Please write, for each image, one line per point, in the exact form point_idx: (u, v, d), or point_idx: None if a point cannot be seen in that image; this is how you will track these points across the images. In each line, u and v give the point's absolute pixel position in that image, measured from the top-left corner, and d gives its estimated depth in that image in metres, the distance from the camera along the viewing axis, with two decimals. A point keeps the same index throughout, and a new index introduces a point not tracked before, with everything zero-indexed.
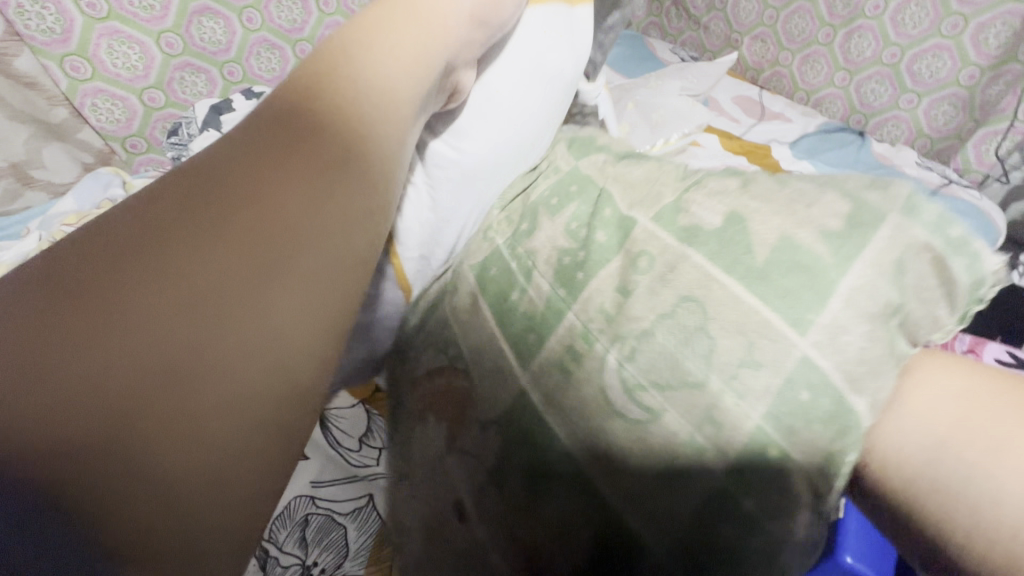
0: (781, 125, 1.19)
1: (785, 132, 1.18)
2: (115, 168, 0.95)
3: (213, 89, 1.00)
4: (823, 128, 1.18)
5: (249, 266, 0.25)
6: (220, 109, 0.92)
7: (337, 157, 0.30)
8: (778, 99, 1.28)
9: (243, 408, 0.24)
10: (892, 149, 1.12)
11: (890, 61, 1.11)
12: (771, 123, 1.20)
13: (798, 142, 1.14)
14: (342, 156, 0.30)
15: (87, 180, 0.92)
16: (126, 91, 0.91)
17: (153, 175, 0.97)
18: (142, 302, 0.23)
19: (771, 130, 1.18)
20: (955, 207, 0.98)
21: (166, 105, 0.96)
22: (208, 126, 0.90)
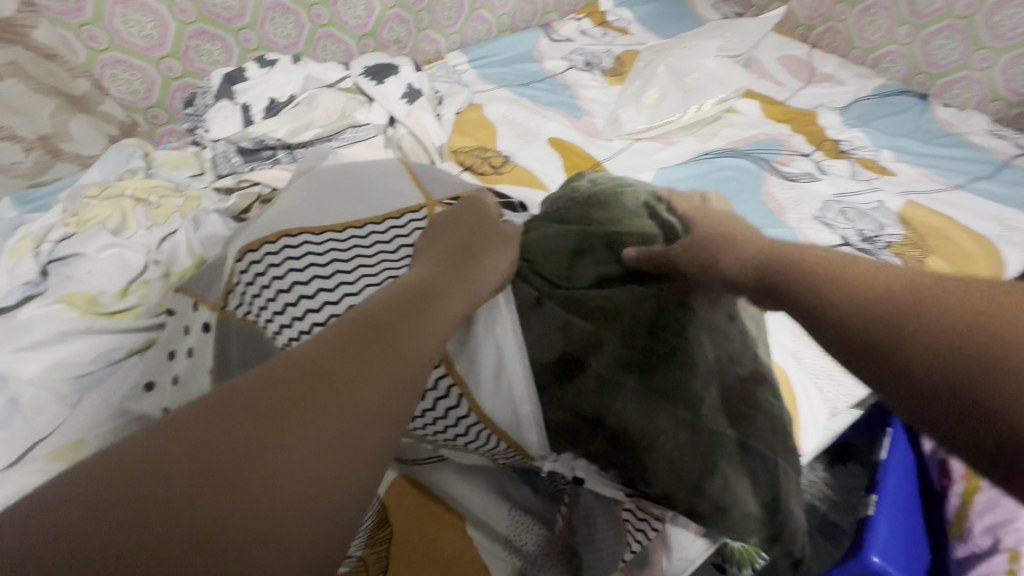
0: (831, 88, 1.08)
1: (836, 96, 1.06)
2: (138, 139, 0.95)
3: (229, 58, 0.99)
4: (880, 91, 1.07)
5: (292, 418, 0.25)
6: (234, 78, 0.89)
7: (396, 343, 0.30)
8: (830, 58, 1.16)
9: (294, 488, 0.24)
10: (961, 114, 1.01)
11: (965, 12, 1.00)
12: (820, 85, 1.09)
13: (852, 107, 1.03)
14: (422, 318, 0.33)
15: (111, 152, 0.92)
16: (143, 61, 0.92)
17: (175, 147, 0.97)
18: (306, 462, 0.24)
19: (820, 93, 1.07)
20: None
21: (183, 75, 0.96)
22: (223, 97, 0.88)
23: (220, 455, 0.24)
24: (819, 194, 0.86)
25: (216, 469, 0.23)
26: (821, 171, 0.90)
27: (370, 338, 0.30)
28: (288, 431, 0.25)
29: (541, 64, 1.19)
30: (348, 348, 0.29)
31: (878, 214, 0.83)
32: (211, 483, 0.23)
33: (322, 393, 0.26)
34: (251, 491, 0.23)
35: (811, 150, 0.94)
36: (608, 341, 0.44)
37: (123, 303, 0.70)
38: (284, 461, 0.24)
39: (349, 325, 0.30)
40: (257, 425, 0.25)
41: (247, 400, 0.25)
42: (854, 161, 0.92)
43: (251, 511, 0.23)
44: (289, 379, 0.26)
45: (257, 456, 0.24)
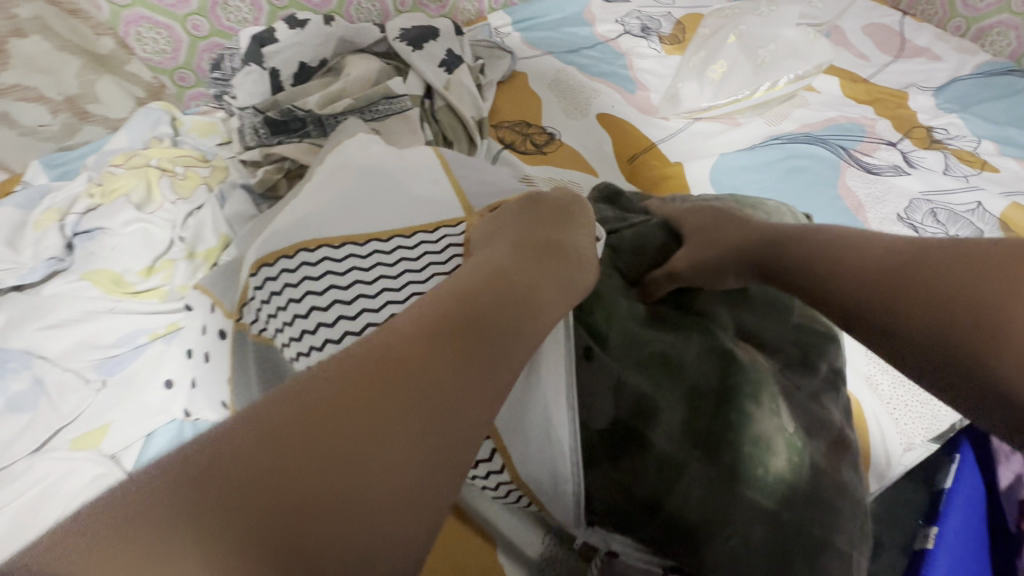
0: (925, 64, 0.94)
1: (931, 73, 0.93)
2: (166, 103, 0.91)
3: (258, 16, 0.92)
4: (983, 69, 0.93)
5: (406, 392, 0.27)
6: (263, 39, 0.82)
7: (495, 336, 0.33)
8: (925, 28, 1.01)
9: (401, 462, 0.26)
10: None
11: None
12: (912, 60, 0.95)
13: (948, 87, 0.90)
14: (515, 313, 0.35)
15: (138, 116, 0.88)
16: (169, 18, 0.86)
17: (202, 112, 0.92)
18: (412, 435, 0.26)
19: (912, 69, 0.94)
20: None
21: (211, 34, 0.90)
22: (249, 60, 0.81)
23: (344, 414, 0.25)
24: (905, 191, 0.76)
25: (335, 429, 0.25)
26: (908, 164, 0.79)
27: (475, 328, 0.32)
28: (402, 403, 0.27)
29: (592, 28, 1.08)
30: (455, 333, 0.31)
31: (974, 218, 0.72)
32: (330, 439, 0.25)
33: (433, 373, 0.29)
34: (363, 458, 0.25)
35: (898, 138, 0.83)
36: (667, 419, 0.40)
37: (147, 283, 0.67)
38: (394, 433, 0.26)
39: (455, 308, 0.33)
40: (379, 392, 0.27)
41: (373, 366, 0.28)
42: (949, 153, 0.80)
43: (365, 474, 0.25)
44: (406, 354, 0.29)
45: (375, 423, 0.26)
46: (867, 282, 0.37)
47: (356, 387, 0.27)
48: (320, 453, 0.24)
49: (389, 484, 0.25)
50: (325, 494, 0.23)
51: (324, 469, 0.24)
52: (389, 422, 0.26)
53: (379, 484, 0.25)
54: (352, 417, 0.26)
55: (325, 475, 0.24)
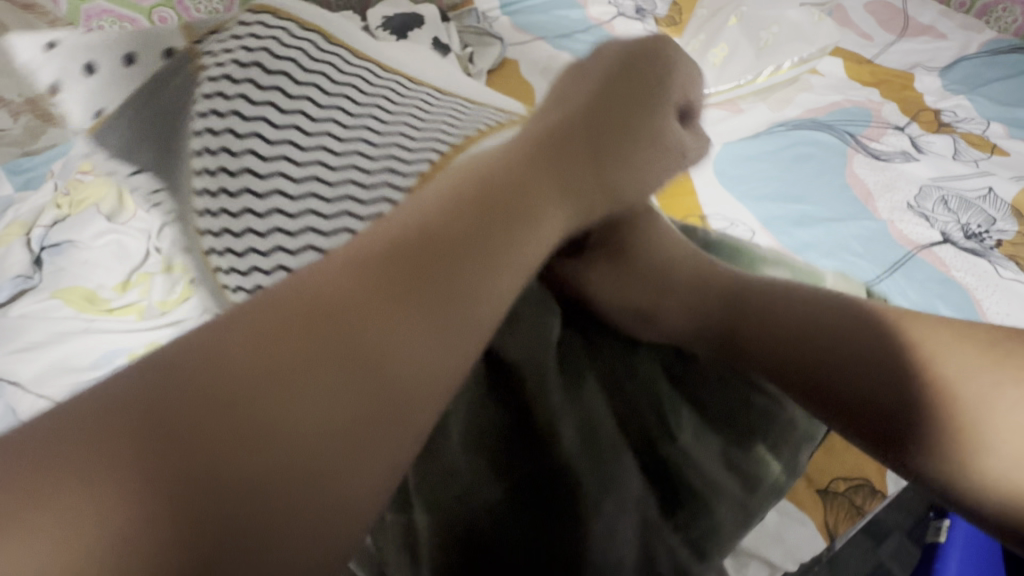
0: (929, 43, 0.91)
1: (936, 52, 0.90)
2: (133, 101, 0.83)
3: (229, 6, 0.86)
4: (990, 47, 0.90)
5: (328, 363, 0.27)
6: None
7: (446, 305, 0.30)
8: (929, 5, 0.98)
9: (284, 434, 0.25)
10: None
11: None
12: (917, 39, 0.92)
13: (954, 67, 0.87)
14: (462, 276, 0.31)
15: (104, 115, 0.81)
16: (134, 11, 0.82)
17: None
18: (315, 401, 0.26)
19: (917, 49, 0.90)
20: None
21: (180, 26, 0.85)
22: None
23: (242, 377, 0.26)
24: (914, 178, 0.73)
25: (236, 392, 0.25)
26: (917, 150, 0.76)
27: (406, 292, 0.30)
28: (311, 373, 0.26)
29: (584, 10, 1.03)
30: (402, 293, 0.30)
31: (987, 205, 0.70)
32: (224, 402, 0.25)
33: (344, 352, 0.27)
34: (258, 427, 0.25)
35: (905, 122, 0.80)
36: (632, 437, 0.45)
37: (121, 299, 0.63)
38: (303, 403, 0.26)
39: (393, 248, 0.31)
40: (288, 360, 0.26)
41: (301, 326, 0.27)
42: (958, 137, 0.78)
43: (269, 448, 0.25)
44: (323, 315, 0.28)
45: (279, 391, 0.26)
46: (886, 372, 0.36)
47: (285, 340, 0.27)
48: (211, 422, 0.24)
49: (281, 456, 0.25)
50: (226, 466, 0.24)
51: (220, 436, 0.24)
52: (308, 388, 0.26)
53: (274, 455, 0.25)
54: (265, 376, 0.26)
55: (225, 439, 0.24)
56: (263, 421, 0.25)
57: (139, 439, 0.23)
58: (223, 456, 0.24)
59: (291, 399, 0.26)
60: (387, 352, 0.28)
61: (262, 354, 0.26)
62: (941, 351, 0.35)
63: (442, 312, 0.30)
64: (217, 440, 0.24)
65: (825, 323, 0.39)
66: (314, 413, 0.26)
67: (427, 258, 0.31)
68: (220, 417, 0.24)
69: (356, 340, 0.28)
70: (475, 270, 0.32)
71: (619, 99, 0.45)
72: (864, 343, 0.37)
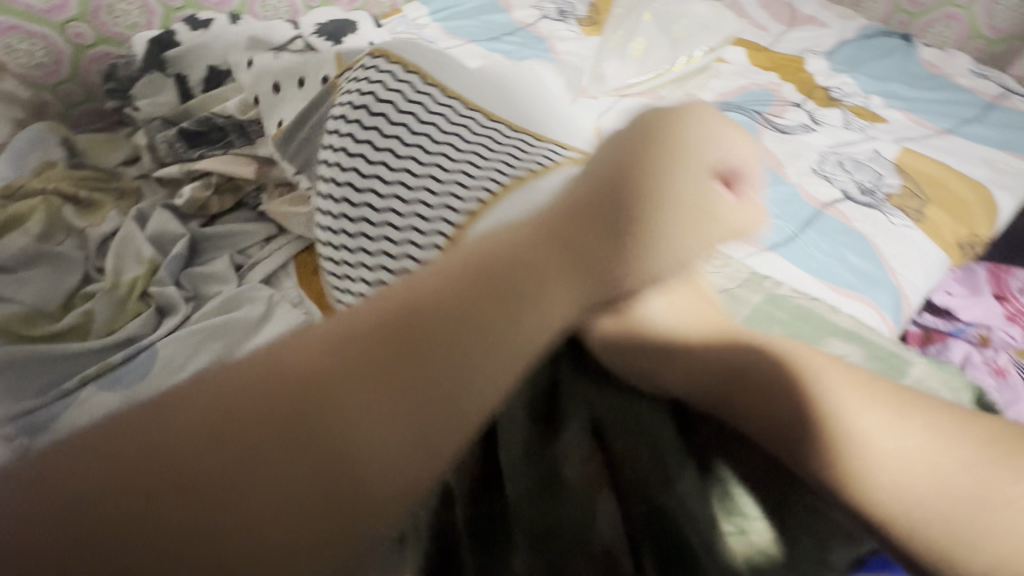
0: (815, 31, 1.03)
1: (821, 39, 1.02)
2: (50, 122, 0.79)
3: (151, 20, 0.85)
4: (864, 32, 1.03)
5: (313, 416, 0.26)
6: (162, 43, 0.76)
7: (443, 368, 0.28)
8: None
9: (264, 491, 0.24)
10: (944, 54, 0.98)
11: None
12: (805, 29, 1.04)
13: (837, 51, 1.00)
14: (457, 347, 0.29)
15: (18, 138, 0.76)
16: (43, 26, 0.77)
17: (98, 130, 0.83)
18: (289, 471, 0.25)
19: (806, 36, 1.02)
20: (1016, 122, 0.87)
21: (97, 42, 0.81)
22: (151, 67, 0.75)
23: (219, 439, 0.25)
24: (815, 147, 0.83)
25: (214, 451, 0.24)
26: (815, 122, 0.87)
27: (396, 361, 0.28)
28: (300, 437, 0.25)
29: (510, 14, 1.09)
30: (397, 362, 0.28)
31: (875, 164, 0.81)
32: (196, 464, 0.24)
33: (316, 414, 0.26)
34: (232, 474, 0.24)
35: (802, 100, 0.90)
36: (603, 518, 0.40)
37: (63, 322, 0.59)
38: (281, 473, 0.25)
39: (381, 320, 0.29)
40: (250, 428, 0.25)
41: (279, 387, 0.26)
42: (846, 109, 0.89)
43: (231, 517, 0.24)
44: (317, 388, 0.27)
45: (250, 456, 0.25)
46: (896, 453, 0.34)
47: (269, 401, 0.26)
48: (183, 475, 0.24)
49: (254, 517, 0.24)
50: (187, 514, 0.23)
51: (194, 491, 0.24)
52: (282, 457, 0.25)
53: (248, 518, 0.24)
54: (225, 431, 0.25)
55: (196, 501, 0.23)
56: (237, 480, 0.24)
57: (120, 482, 0.23)
58: (189, 512, 0.23)
59: (262, 466, 0.25)
60: (375, 421, 0.27)
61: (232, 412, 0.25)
62: (910, 442, 0.35)
63: (438, 382, 0.28)
64: (180, 500, 0.23)
65: (822, 399, 0.37)
66: (290, 484, 0.25)
67: (423, 328, 0.29)
68: (186, 477, 0.24)
69: (339, 401, 0.26)
70: (437, 384, 0.28)
71: (648, 151, 0.40)
72: (872, 438, 0.35)
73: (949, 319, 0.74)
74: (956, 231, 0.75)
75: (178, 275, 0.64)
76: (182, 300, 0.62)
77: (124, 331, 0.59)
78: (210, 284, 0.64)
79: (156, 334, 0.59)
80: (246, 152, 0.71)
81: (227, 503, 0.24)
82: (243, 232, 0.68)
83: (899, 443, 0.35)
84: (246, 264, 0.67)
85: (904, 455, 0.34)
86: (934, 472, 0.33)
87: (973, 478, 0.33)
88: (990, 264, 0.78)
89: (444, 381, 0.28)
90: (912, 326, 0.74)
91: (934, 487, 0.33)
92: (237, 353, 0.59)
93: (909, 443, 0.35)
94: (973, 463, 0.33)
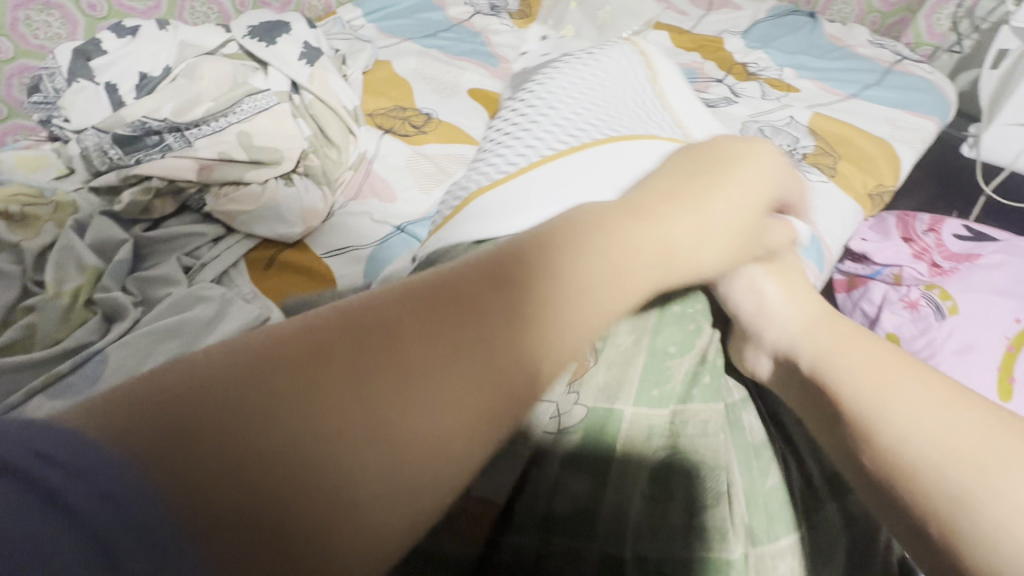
0: (730, 13, 1.11)
1: (737, 20, 1.10)
2: None
3: (73, 31, 0.83)
4: (774, 12, 1.11)
5: (405, 371, 0.24)
6: (87, 53, 0.75)
7: (534, 325, 0.28)
8: None
9: (354, 453, 0.22)
10: (844, 28, 1.08)
11: None
12: (721, 12, 1.11)
13: (751, 30, 1.07)
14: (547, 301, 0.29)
15: None
16: None
17: (24, 146, 0.80)
18: (388, 427, 0.23)
19: (722, 19, 1.09)
20: (910, 84, 0.96)
21: (17, 55, 0.79)
22: (77, 77, 0.74)
23: (305, 392, 0.22)
24: (736, 117, 0.90)
25: (296, 399, 0.22)
26: (735, 95, 0.93)
27: (492, 314, 0.27)
28: (390, 394, 0.24)
29: (444, 12, 1.11)
30: (491, 314, 0.27)
31: (791, 129, 0.88)
32: (280, 415, 0.22)
33: (412, 368, 0.24)
34: (321, 436, 0.22)
35: (722, 76, 0.97)
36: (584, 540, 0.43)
37: (3, 337, 0.58)
38: (378, 427, 0.23)
39: (463, 274, 0.28)
40: (342, 378, 0.23)
41: (372, 338, 0.24)
42: (762, 82, 0.96)
43: (325, 477, 0.21)
44: (404, 339, 0.25)
45: (342, 409, 0.22)
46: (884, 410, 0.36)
47: (353, 357, 0.24)
48: (262, 434, 0.21)
49: (353, 472, 0.22)
50: (272, 474, 0.21)
51: (266, 459, 0.21)
52: (377, 410, 0.23)
53: (343, 478, 0.22)
54: (310, 385, 0.23)
55: (280, 462, 0.21)
56: (323, 437, 0.22)
57: (181, 445, 0.20)
58: (273, 471, 0.21)
59: (364, 420, 0.23)
60: (476, 373, 0.25)
61: (316, 363, 0.23)
62: (899, 405, 0.36)
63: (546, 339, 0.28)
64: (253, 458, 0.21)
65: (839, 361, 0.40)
66: (391, 441, 0.23)
67: (515, 282, 0.28)
68: (267, 431, 0.21)
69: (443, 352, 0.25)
70: (537, 337, 0.28)
71: (693, 164, 0.40)
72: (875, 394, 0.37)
73: (867, 263, 0.81)
74: (865, 182, 0.82)
75: (124, 281, 0.63)
76: (131, 304, 0.61)
77: (71, 340, 0.58)
78: (157, 287, 0.64)
79: (105, 341, 0.58)
80: (185, 154, 0.70)
81: (318, 464, 0.21)
82: (189, 235, 0.68)
83: (884, 394, 0.37)
84: (196, 265, 0.67)
85: (889, 412, 0.36)
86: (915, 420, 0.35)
87: (953, 436, 0.34)
88: (899, 213, 0.86)
89: (542, 335, 0.28)
90: (837, 275, 0.84)
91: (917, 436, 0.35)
92: (192, 350, 0.59)
93: (907, 409, 0.36)
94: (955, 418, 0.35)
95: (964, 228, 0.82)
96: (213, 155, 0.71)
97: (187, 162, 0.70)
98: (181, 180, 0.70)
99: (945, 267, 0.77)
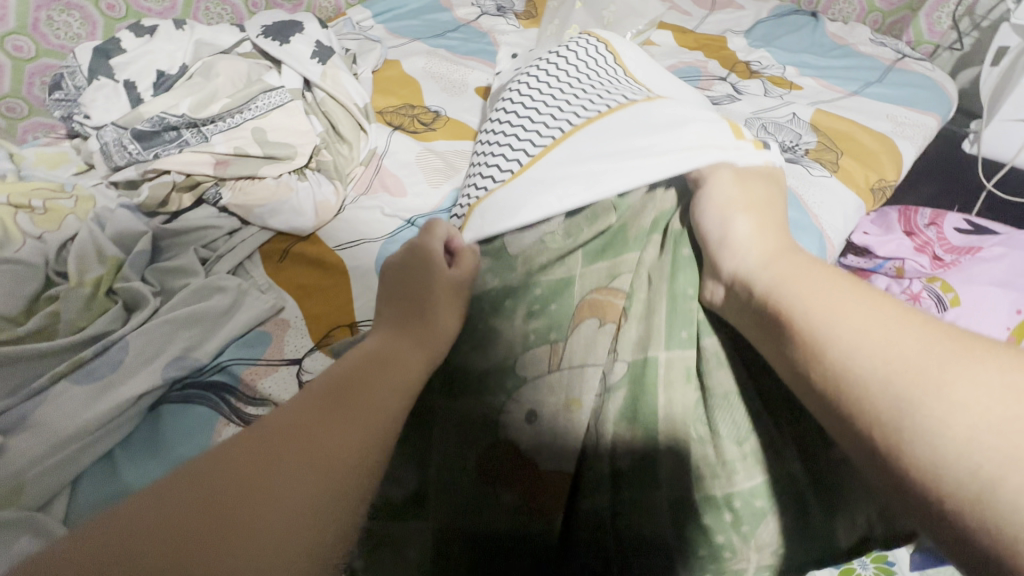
0: (733, 13, 1.12)
1: (740, 20, 1.11)
2: None
3: (92, 31, 0.85)
4: (777, 12, 1.13)
5: (288, 451, 0.33)
6: (107, 51, 0.77)
7: (379, 388, 0.38)
8: None
9: (264, 501, 0.31)
10: (845, 27, 1.09)
11: None
12: (724, 11, 1.13)
13: (754, 29, 1.09)
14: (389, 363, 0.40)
15: None
16: None
17: (45, 143, 0.82)
18: (284, 486, 0.31)
19: (725, 18, 1.11)
20: (910, 81, 0.97)
21: (39, 55, 0.81)
22: (98, 74, 0.76)
23: (216, 485, 0.31)
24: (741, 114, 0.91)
25: (213, 483, 0.31)
26: (739, 92, 0.95)
27: (326, 400, 0.36)
28: (290, 455, 0.33)
29: (451, 12, 1.13)
30: (325, 402, 0.36)
31: (794, 125, 0.89)
32: (198, 500, 0.30)
33: (279, 455, 0.33)
34: (233, 503, 0.30)
35: (726, 74, 0.98)
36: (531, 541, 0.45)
37: (28, 325, 0.59)
38: (273, 485, 0.31)
39: (334, 368, 0.39)
40: (246, 465, 0.32)
41: (245, 449, 0.33)
42: (765, 80, 0.97)
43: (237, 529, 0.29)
44: (277, 432, 0.34)
45: (254, 479, 0.31)
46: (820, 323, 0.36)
47: (247, 451, 0.33)
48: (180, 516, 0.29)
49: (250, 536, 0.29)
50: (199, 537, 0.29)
51: (197, 521, 0.29)
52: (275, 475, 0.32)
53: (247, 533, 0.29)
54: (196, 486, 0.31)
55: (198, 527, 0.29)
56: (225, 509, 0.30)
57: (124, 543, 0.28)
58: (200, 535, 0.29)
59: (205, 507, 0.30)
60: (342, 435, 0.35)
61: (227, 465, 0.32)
62: (828, 313, 0.36)
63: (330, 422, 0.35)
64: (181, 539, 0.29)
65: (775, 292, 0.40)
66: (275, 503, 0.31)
67: (327, 386, 0.37)
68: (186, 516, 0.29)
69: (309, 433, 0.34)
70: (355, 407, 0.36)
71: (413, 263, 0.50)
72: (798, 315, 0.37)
73: (870, 257, 0.82)
74: (867, 176, 0.83)
75: (144, 271, 0.65)
76: (150, 294, 0.63)
77: (93, 327, 0.60)
78: (176, 277, 0.65)
79: (126, 328, 0.60)
80: (202, 148, 0.73)
81: (234, 520, 0.29)
82: (206, 228, 0.70)
83: (819, 310, 0.36)
84: (212, 257, 0.68)
85: (823, 320, 0.35)
86: (850, 330, 0.34)
87: (887, 336, 0.33)
88: (901, 207, 0.87)
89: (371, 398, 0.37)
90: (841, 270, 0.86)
91: (847, 341, 0.34)
92: (210, 337, 0.60)
93: (838, 315, 0.35)
94: (888, 320, 0.34)
95: (965, 222, 0.83)
96: (229, 149, 0.73)
97: (204, 155, 0.72)
98: (200, 175, 0.72)
99: (947, 260, 0.78)
